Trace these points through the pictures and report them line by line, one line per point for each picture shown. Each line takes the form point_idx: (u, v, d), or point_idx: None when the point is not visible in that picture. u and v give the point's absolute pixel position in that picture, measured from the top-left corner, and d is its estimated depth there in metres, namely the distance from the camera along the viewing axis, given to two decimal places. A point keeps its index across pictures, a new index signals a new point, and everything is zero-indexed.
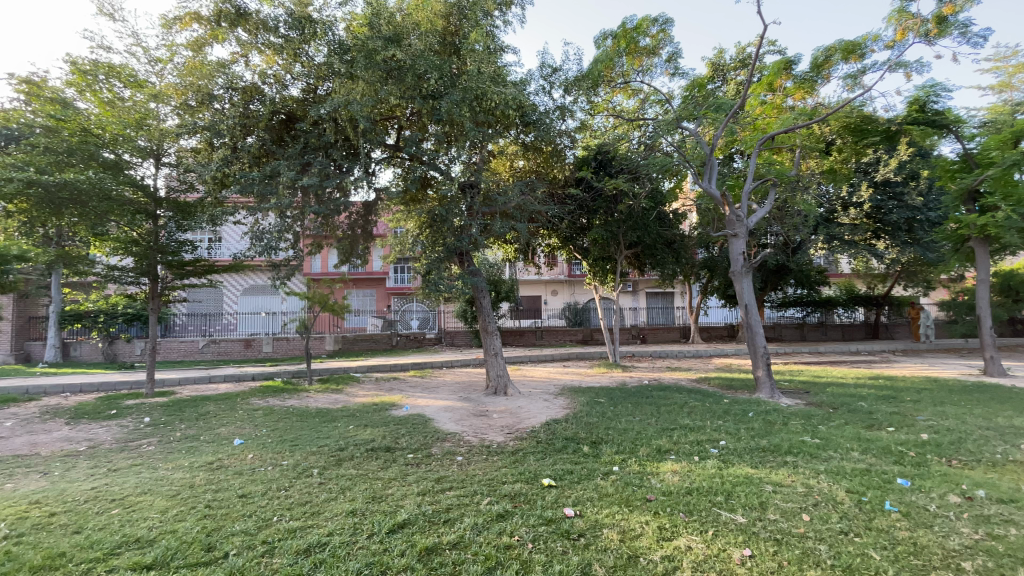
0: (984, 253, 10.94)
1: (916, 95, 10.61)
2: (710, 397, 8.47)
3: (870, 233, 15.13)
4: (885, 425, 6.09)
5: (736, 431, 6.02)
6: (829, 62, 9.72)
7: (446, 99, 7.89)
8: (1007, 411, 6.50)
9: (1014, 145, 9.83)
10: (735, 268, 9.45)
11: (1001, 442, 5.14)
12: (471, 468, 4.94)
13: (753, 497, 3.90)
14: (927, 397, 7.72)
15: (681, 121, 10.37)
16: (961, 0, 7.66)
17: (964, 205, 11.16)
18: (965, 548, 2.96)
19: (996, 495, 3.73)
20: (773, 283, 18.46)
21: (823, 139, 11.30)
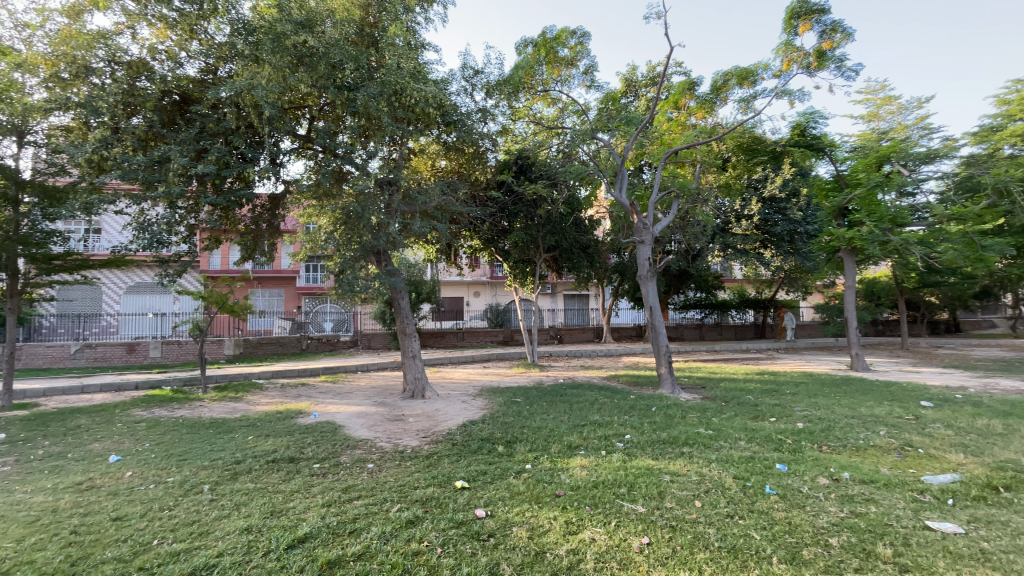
0: (853, 261, 12.47)
1: (797, 122, 11.92)
2: (619, 394, 8.89)
3: (760, 243, 16.76)
4: (768, 415, 6.77)
5: (640, 425, 6.39)
6: (726, 85, 10.70)
7: (362, 92, 7.60)
8: (864, 401, 7.51)
9: (878, 169, 11.42)
10: (641, 272, 10.05)
11: (860, 428, 5.91)
12: (382, 475, 4.77)
13: (653, 487, 4.14)
14: (803, 390, 8.68)
15: (597, 132, 10.85)
16: (837, 37, 8.70)
17: (836, 220, 12.72)
18: (833, 525, 3.33)
19: (859, 476, 4.26)
20: (676, 286, 19.91)
21: (720, 156, 12.38)
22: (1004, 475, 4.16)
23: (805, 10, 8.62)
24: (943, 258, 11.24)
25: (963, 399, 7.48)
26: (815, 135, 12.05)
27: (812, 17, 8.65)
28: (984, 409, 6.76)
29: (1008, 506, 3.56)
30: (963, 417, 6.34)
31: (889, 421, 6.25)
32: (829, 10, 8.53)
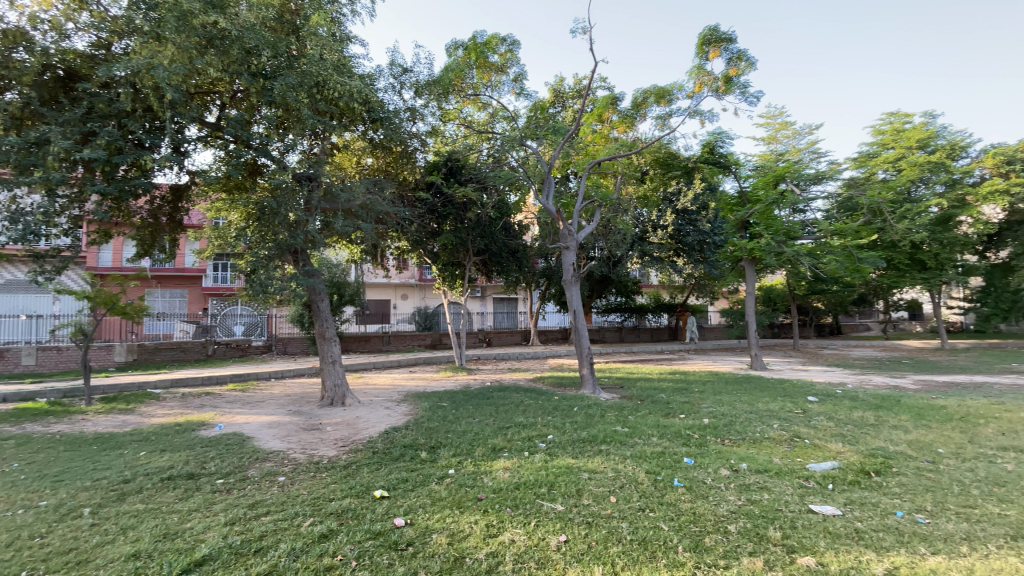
0: (753, 271, 13.60)
1: (708, 140, 12.89)
2: (543, 395, 9.06)
3: (673, 252, 17.80)
4: (678, 412, 7.24)
5: (562, 425, 6.56)
6: (645, 103, 11.34)
7: (280, 81, 7.17)
8: (761, 397, 8.25)
9: (775, 187, 12.62)
10: (566, 277, 10.35)
11: (757, 422, 6.48)
12: (295, 488, 4.50)
13: (572, 485, 4.26)
14: (710, 388, 9.37)
15: (525, 139, 11.04)
16: (741, 66, 9.52)
17: (738, 232, 13.76)
18: (731, 514, 3.61)
19: (754, 466, 4.66)
20: (600, 291, 20.75)
21: (639, 169, 13.08)
22: (872, 461, 4.74)
23: (715, 38, 9.36)
24: (827, 268, 12.65)
25: (842, 394, 8.44)
26: (722, 153, 13.11)
27: (721, 44, 9.40)
28: (858, 403, 7.65)
29: (875, 488, 4.06)
30: (841, 410, 7.15)
31: (782, 415, 6.90)
32: (735, 39, 9.32)
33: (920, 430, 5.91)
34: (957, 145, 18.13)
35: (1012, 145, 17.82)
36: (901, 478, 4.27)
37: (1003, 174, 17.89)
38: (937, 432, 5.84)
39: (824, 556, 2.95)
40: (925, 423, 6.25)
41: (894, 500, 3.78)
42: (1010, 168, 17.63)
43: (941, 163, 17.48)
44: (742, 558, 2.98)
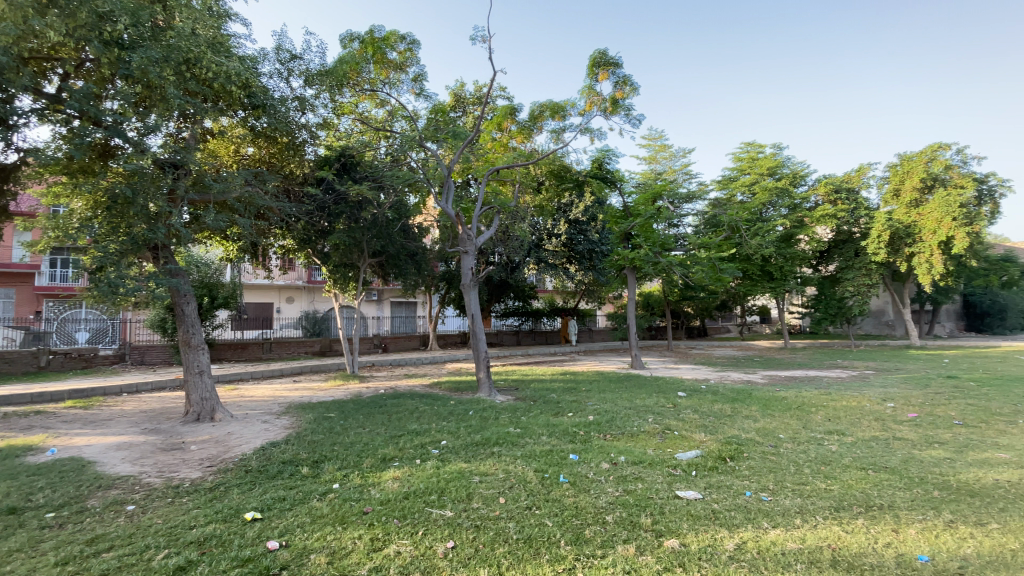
0: (634, 278, 14.78)
1: (597, 156, 13.76)
2: (438, 401, 8.96)
3: (566, 258, 18.59)
4: (566, 411, 7.61)
5: (456, 430, 6.54)
6: (542, 116, 11.82)
7: (140, 53, 6.28)
8: (639, 394, 8.99)
9: (654, 202, 13.85)
10: (464, 281, 10.36)
11: (635, 417, 7.04)
12: (148, 517, 3.93)
13: (462, 489, 4.26)
14: (596, 387, 9.98)
15: (424, 141, 10.88)
16: (626, 89, 10.30)
17: (623, 243, 14.88)
18: (610, 505, 3.86)
19: (631, 458, 5.05)
20: (497, 295, 21.11)
21: (535, 179, 13.58)
22: (729, 447, 5.37)
23: (604, 61, 10.07)
24: (696, 277, 14.17)
25: (706, 389, 9.48)
26: (609, 170, 14.12)
27: (609, 68, 10.12)
28: (719, 396, 8.65)
29: (730, 472, 4.61)
30: (705, 403, 8.03)
31: (655, 410, 7.57)
32: (622, 65, 10.09)
33: (765, 419, 6.85)
34: (798, 174, 21.36)
35: (837, 178, 21.45)
36: (749, 462, 4.90)
37: (830, 201, 21.47)
38: (777, 420, 6.80)
39: (686, 537, 3.27)
40: (768, 413, 7.25)
41: (744, 482, 4.31)
42: (835, 197, 21.20)
43: (786, 189, 20.49)
44: (617, 546, 3.19)
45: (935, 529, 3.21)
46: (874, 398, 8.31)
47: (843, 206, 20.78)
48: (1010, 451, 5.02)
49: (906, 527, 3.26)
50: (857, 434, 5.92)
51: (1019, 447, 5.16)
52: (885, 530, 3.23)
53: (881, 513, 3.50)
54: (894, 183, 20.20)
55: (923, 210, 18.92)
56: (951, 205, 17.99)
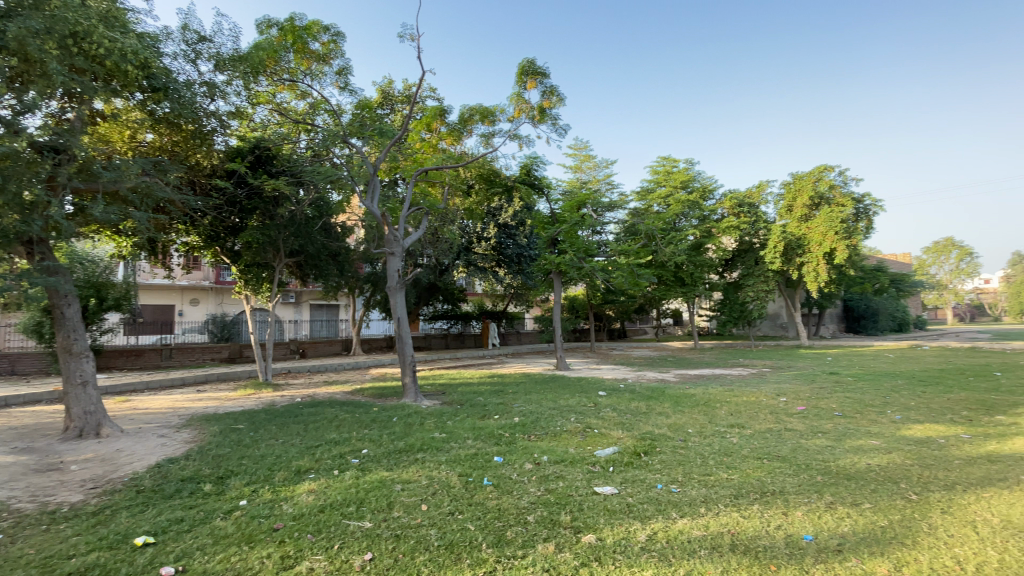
0: (560, 283, 15.19)
1: (525, 162, 13.98)
2: (360, 408, 8.63)
3: (495, 262, 18.69)
4: (492, 414, 7.64)
5: (378, 438, 6.33)
6: (471, 120, 11.84)
7: (15, 22, 5.51)
8: (563, 395, 9.24)
9: (578, 210, 14.36)
10: (390, 283, 10.05)
11: (559, 417, 7.22)
12: (13, 549, 3.42)
13: (382, 499, 4.14)
14: (522, 389, 10.13)
15: (349, 137, 10.46)
16: (553, 100, 10.59)
17: (550, 248, 15.24)
18: (531, 505, 3.94)
19: (553, 457, 5.19)
20: (425, 298, 20.76)
21: (465, 182, 13.52)
22: (643, 443, 5.69)
23: (533, 70, 10.28)
24: (616, 282, 14.84)
25: (624, 388, 9.96)
26: (537, 176, 14.43)
27: (537, 77, 10.36)
28: (636, 395, 9.13)
29: (644, 466, 4.88)
30: (624, 401, 8.43)
31: (578, 409, 7.83)
32: (549, 75, 10.37)
33: (676, 415, 7.32)
34: (707, 188, 23.11)
35: (741, 193, 23.47)
36: (662, 456, 5.21)
37: (734, 214, 23.42)
38: (687, 416, 7.30)
39: (602, 532, 3.42)
40: (679, 409, 7.76)
41: (656, 475, 4.59)
42: (738, 210, 23.17)
43: (696, 202, 22.13)
44: (537, 545, 3.26)
45: (818, 510, 3.60)
46: (770, 393, 9.18)
47: (746, 219, 22.76)
48: (877, 438, 5.76)
49: (794, 510, 3.63)
50: (755, 427, 6.51)
51: (883, 434, 5.95)
52: (778, 513, 3.57)
53: (774, 498, 3.87)
54: (789, 200, 22.46)
55: (812, 224, 21.20)
56: (833, 221, 20.32)
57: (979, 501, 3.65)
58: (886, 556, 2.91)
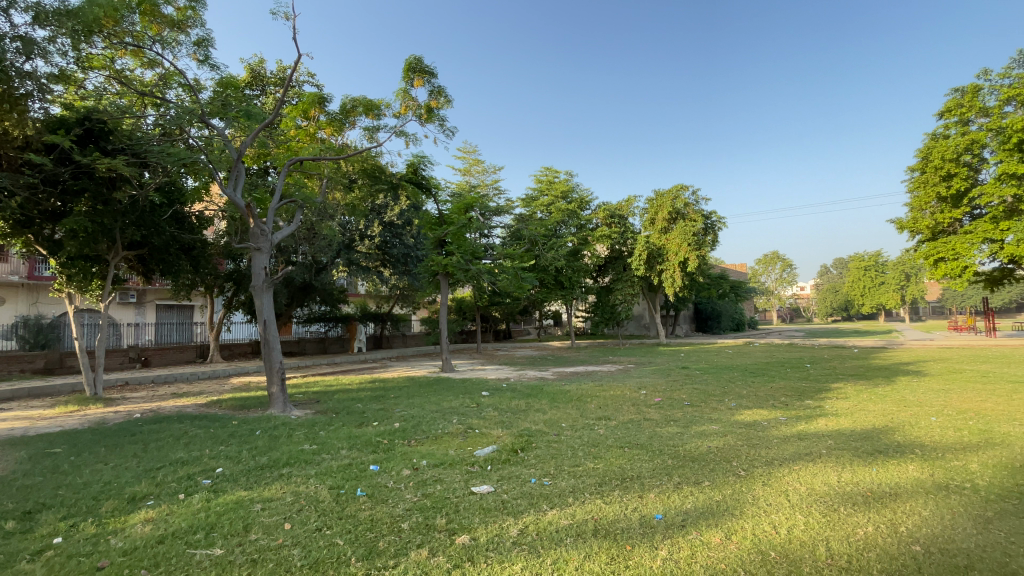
0: (447, 284, 15.08)
1: (411, 160, 13.72)
2: (216, 422, 7.69)
3: (379, 261, 18.00)
4: (371, 420, 7.32)
5: (237, 454, 5.71)
6: (353, 112, 11.31)
7: None
8: (446, 397, 9.19)
9: (465, 212, 14.41)
10: (255, 283, 9.12)
11: (440, 420, 7.16)
12: None
13: (238, 521, 3.74)
14: (404, 393, 9.85)
15: (209, 116, 9.30)
16: (441, 100, 10.52)
17: (437, 249, 15.06)
18: (407, 512, 3.85)
19: (432, 461, 5.12)
20: (299, 299, 19.34)
21: (347, 176, 12.81)
22: (521, 440, 5.88)
23: (419, 68, 10.12)
24: (501, 284, 15.19)
25: (506, 388, 10.20)
26: (424, 176, 14.25)
27: (424, 76, 10.22)
28: (516, 393, 9.43)
29: (520, 462, 5.05)
30: (504, 400, 8.65)
31: (460, 411, 7.84)
32: (436, 75, 10.29)
33: (552, 410, 7.69)
34: (584, 199, 24.71)
35: (613, 205, 25.57)
36: (537, 451, 5.44)
37: (608, 223, 25.38)
38: (562, 411, 7.71)
39: (476, 531, 3.45)
40: (555, 405, 8.17)
41: (531, 470, 4.77)
42: (610, 221, 25.22)
43: (575, 211, 23.59)
44: (410, 552, 3.19)
45: (668, 491, 4.04)
46: (634, 387, 10.09)
47: (617, 228, 24.88)
48: (717, 423, 6.64)
49: (648, 492, 4.02)
50: (619, 418, 7.09)
51: (721, 419, 6.87)
52: (635, 497, 3.93)
53: (632, 483, 4.25)
54: (652, 214, 24.96)
55: (670, 235, 23.86)
56: (688, 234, 23.03)
57: (790, 473, 4.40)
58: (720, 526, 3.35)
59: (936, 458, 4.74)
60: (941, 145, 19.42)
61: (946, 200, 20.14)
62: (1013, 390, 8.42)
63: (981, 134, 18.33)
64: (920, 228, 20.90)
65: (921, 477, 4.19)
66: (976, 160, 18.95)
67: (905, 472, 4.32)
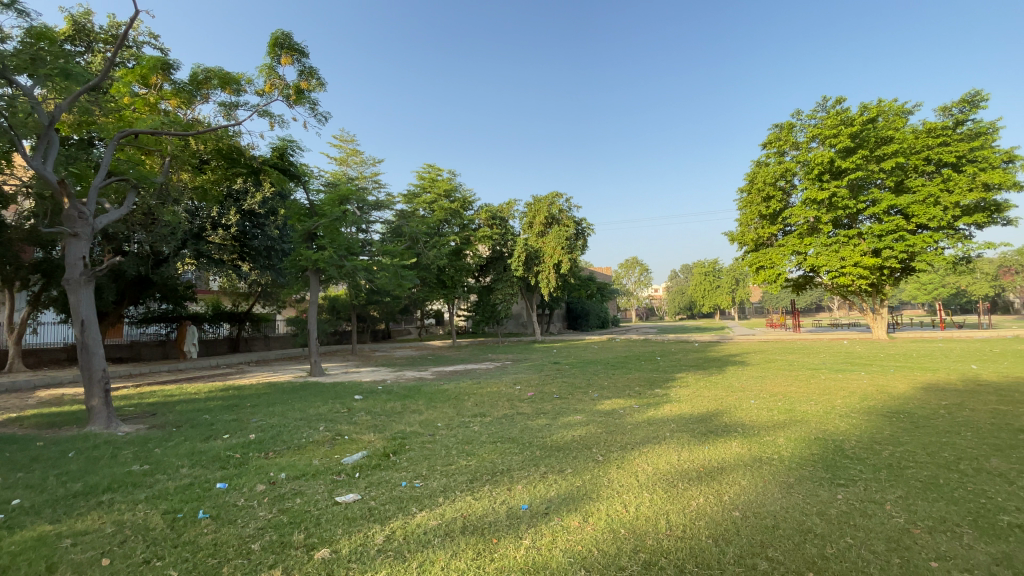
0: (317, 281, 14.06)
1: (277, 145, 12.57)
2: (10, 445, 6.23)
3: (236, 255, 16.17)
4: (221, 433, 6.53)
5: (40, 482, 4.68)
6: (207, 83, 10.18)
7: None
8: (312, 402, 8.56)
9: (340, 204, 13.41)
10: (71, 276, 7.58)
11: (304, 428, 6.64)
12: None
13: (36, 563, 3.05)
14: (263, 401, 8.95)
15: (11, 73, 7.49)
16: (312, 82, 9.77)
17: (305, 243, 13.92)
18: (258, 530, 3.49)
19: (292, 473, 4.73)
20: (133, 295, 16.61)
21: (197, 157, 11.36)
22: (393, 443, 5.70)
23: (287, 44, 9.29)
24: (378, 282, 14.62)
25: (381, 390, 9.82)
26: (291, 162, 13.14)
27: (293, 54, 9.41)
28: (391, 395, 9.15)
29: (390, 466, 4.88)
30: (378, 403, 8.32)
31: (327, 417, 7.35)
32: (307, 54, 9.54)
33: (428, 411, 7.60)
34: (467, 199, 24.88)
35: (495, 207, 26.12)
36: (409, 454, 5.31)
37: (489, 224, 25.90)
38: (438, 410, 7.65)
39: (338, 543, 3.26)
40: (432, 405, 8.09)
41: (402, 473, 4.64)
42: (492, 222, 25.75)
43: (457, 211, 23.68)
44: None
45: (534, 481, 4.22)
46: (509, 383, 10.44)
47: (497, 230, 25.50)
48: (581, 413, 7.15)
49: (517, 484, 4.16)
50: (494, 414, 7.25)
51: (585, 409, 7.40)
52: (504, 490, 4.04)
53: (502, 477, 4.37)
54: (530, 217, 25.96)
55: (546, 239, 25.15)
56: (562, 238, 24.49)
57: (641, 456, 4.88)
58: (579, 510, 3.59)
59: (751, 434, 5.64)
60: (762, 171, 23.24)
61: (766, 218, 24.08)
62: (807, 375, 10.39)
63: (792, 165, 22.10)
64: (747, 241, 24.82)
65: (742, 452, 4.96)
66: (788, 185, 22.88)
67: (729, 449, 5.07)
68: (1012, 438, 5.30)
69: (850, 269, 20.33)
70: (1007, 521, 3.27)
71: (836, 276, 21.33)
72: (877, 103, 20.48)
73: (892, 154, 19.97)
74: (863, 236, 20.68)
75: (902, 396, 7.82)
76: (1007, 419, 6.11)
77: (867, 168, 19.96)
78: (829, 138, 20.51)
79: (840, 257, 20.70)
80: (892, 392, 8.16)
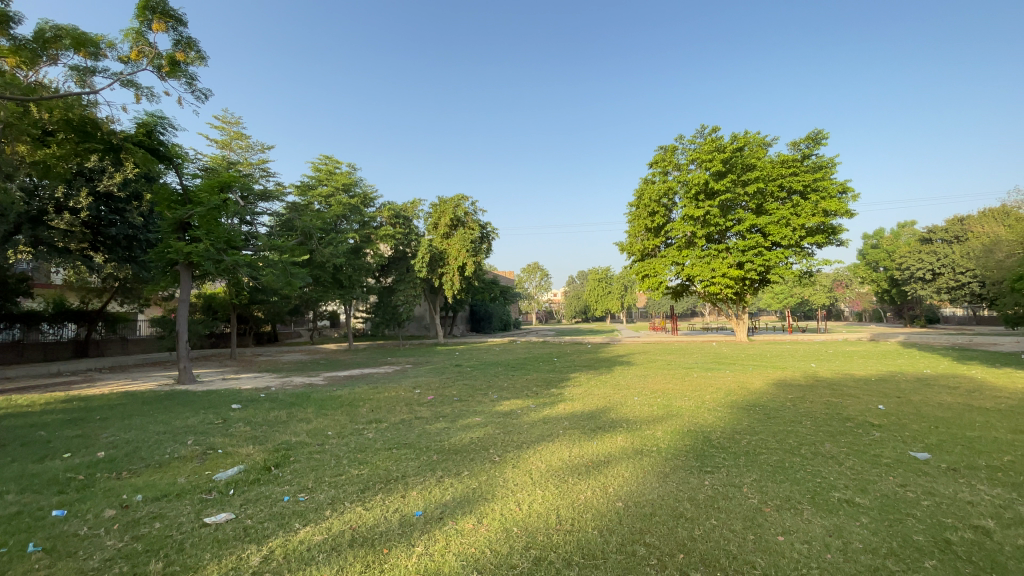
0: (189, 276, 12.56)
1: (144, 120, 11.05)
2: None
3: (87, 244, 13.89)
4: (59, 452, 5.53)
5: None
6: (57, 43, 8.68)
7: None
8: (180, 414, 7.59)
9: (219, 192, 12.12)
10: None
11: (168, 442, 5.88)
12: None
13: None
14: (118, 413, 7.77)
15: None
16: (189, 54, 8.74)
17: (176, 233, 12.35)
18: (107, 562, 3.02)
19: (151, 494, 4.16)
20: None
21: (38, 127, 9.61)
22: (276, 455, 5.26)
23: (159, 9, 8.20)
24: (265, 278, 13.44)
25: (264, 398, 9.00)
26: (161, 141, 11.62)
27: (167, 20, 8.35)
28: (276, 403, 8.46)
29: (271, 480, 4.50)
30: (260, 413, 7.63)
31: (198, 429, 6.57)
32: (184, 22, 8.53)
33: (317, 419, 7.13)
34: (368, 196, 24.04)
35: (398, 205, 25.43)
36: (294, 466, 4.94)
37: (392, 223, 25.13)
38: (329, 418, 7.21)
39: (205, 569, 2.92)
40: (321, 412, 7.60)
41: (284, 487, 4.30)
42: (395, 220, 25.02)
43: (357, 207, 22.64)
44: None
45: (429, 486, 4.15)
46: (408, 386, 10.20)
47: (400, 229, 24.83)
48: (480, 414, 7.20)
49: (411, 491, 4.05)
50: (391, 419, 7.00)
51: (484, 411, 7.45)
52: (397, 497, 3.92)
53: (396, 484, 4.24)
54: (435, 218, 25.75)
55: (450, 241, 25.04)
56: (466, 241, 24.60)
57: (535, 454, 5.02)
58: (473, 512, 3.59)
59: (634, 429, 6.10)
60: (650, 187, 25.31)
61: (651, 231, 26.21)
62: (682, 374, 11.49)
63: (674, 185, 24.32)
64: (634, 251, 26.82)
65: (625, 445, 5.33)
66: (669, 203, 25.13)
67: (614, 443, 5.42)
68: (840, 425, 6.34)
69: (719, 279, 22.87)
70: (837, 497, 3.89)
71: (708, 286, 23.88)
72: (744, 134, 23.23)
73: (754, 180, 22.79)
74: (729, 250, 23.36)
75: (758, 391, 8.99)
76: (835, 410, 7.27)
77: (734, 191, 22.62)
78: (705, 162, 22.86)
79: (712, 269, 23.20)
80: (749, 387, 9.35)
